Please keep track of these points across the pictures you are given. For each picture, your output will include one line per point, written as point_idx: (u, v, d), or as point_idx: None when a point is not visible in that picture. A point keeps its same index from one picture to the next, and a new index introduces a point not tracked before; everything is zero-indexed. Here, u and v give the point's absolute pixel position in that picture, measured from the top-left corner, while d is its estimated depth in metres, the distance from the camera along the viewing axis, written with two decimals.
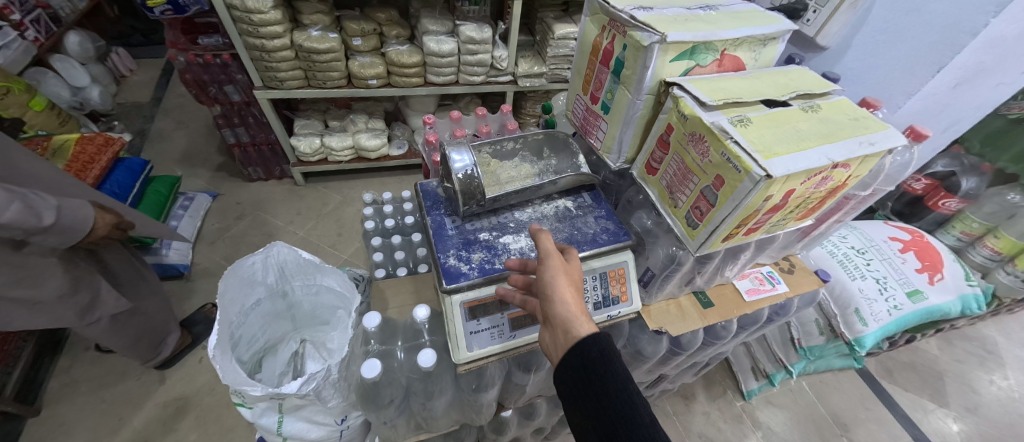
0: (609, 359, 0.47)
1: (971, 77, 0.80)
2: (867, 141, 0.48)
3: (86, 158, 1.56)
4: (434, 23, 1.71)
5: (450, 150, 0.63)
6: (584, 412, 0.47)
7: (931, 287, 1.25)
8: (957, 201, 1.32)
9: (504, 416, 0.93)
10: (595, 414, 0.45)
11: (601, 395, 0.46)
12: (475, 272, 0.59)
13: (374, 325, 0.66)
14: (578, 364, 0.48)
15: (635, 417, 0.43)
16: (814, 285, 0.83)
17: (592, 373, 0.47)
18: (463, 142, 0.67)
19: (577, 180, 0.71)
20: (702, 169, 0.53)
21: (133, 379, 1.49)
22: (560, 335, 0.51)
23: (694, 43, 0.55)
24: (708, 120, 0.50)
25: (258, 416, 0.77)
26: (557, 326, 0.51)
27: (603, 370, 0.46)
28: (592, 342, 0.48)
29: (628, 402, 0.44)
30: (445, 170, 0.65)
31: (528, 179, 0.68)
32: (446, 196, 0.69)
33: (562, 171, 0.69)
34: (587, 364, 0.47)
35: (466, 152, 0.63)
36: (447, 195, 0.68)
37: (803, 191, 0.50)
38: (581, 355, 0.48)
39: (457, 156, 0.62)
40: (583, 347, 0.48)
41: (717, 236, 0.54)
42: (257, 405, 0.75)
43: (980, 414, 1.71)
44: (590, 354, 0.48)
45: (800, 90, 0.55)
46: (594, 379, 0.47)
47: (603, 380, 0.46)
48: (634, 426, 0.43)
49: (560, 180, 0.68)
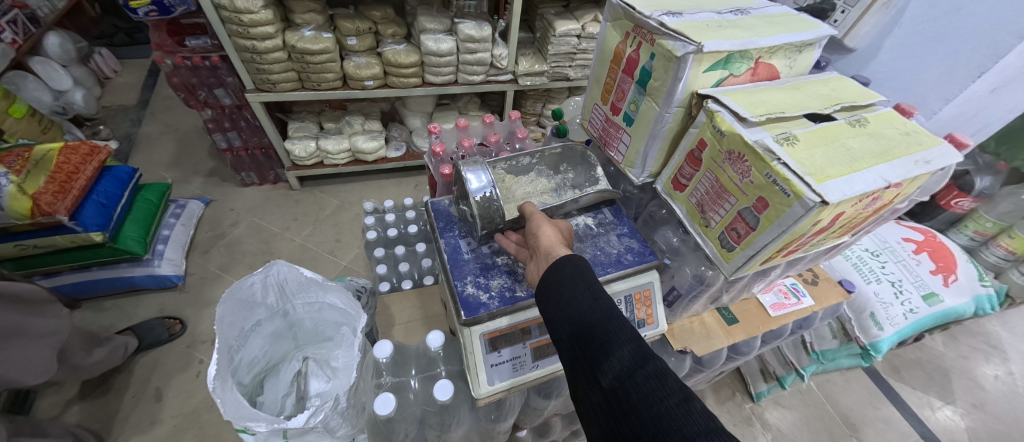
0: (576, 264, 0.51)
1: (1007, 81, 0.89)
2: (922, 160, 0.45)
3: (71, 168, 1.49)
4: (431, 21, 1.65)
5: (464, 172, 0.61)
6: (549, 311, 0.49)
7: (947, 289, 1.23)
8: (970, 200, 1.30)
9: (519, 436, 0.90)
10: (560, 307, 0.48)
11: (565, 293, 0.49)
12: (495, 302, 0.56)
13: (387, 354, 0.62)
14: (548, 268, 0.52)
15: (596, 304, 0.46)
16: (839, 297, 0.79)
17: (559, 274, 0.50)
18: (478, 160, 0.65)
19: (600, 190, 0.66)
20: (740, 189, 0.49)
21: (128, 397, 1.44)
22: (539, 256, 0.55)
23: (731, 52, 0.50)
24: (751, 138, 0.46)
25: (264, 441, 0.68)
26: (539, 251, 0.55)
27: (569, 269, 0.50)
28: (565, 254, 0.53)
29: (592, 294, 0.48)
30: (460, 190, 0.63)
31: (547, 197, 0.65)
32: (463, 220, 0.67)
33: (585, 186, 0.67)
34: (556, 268, 0.51)
35: (483, 174, 0.61)
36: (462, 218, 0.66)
37: (852, 212, 0.47)
38: (552, 263, 0.52)
39: (474, 177, 0.61)
40: (555, 257, 0.52)
41: (756, 261, 0.51)
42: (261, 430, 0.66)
43: (986, 410, 1.70)
44: (560, 260, 0.51)
45: (844, 102, 0.51)
46: (562, 278, 0.50)
47: (569, 277, 0.50)
48: (595, 311, 0.46)
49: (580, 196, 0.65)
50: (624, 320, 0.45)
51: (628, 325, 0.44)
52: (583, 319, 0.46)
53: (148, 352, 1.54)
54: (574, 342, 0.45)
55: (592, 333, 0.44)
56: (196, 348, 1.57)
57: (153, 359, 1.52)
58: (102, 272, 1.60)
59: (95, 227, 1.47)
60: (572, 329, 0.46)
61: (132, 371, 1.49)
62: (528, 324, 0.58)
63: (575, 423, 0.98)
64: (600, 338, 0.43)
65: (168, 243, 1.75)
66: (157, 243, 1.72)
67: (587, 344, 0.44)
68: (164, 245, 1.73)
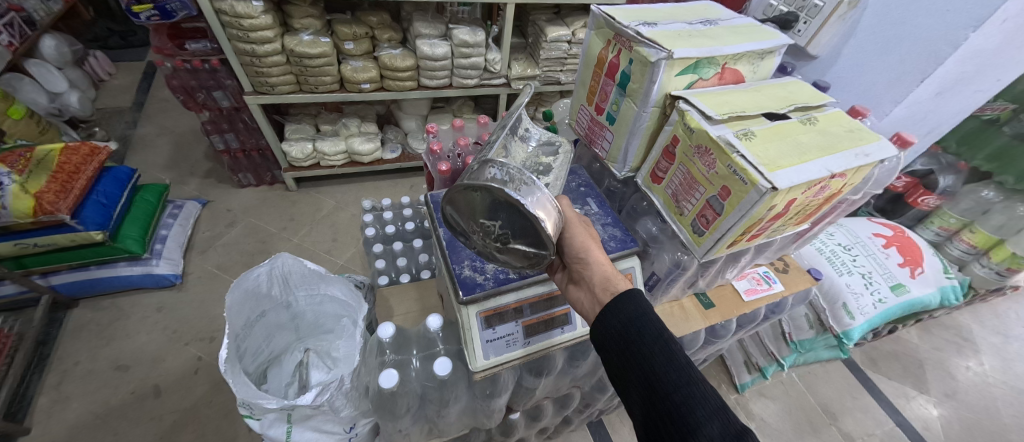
0: (647, 318, 0.50)
1: (952, 85, 0.88)
2: (863, 153, 0.51)
3: (72, 169, 1.52)
4: (426, 26, 1.70)
5: (530, 203, 0.45)
6: (622, 364, 0.49)
7: (914, 280, 1.32)
8: (936, 198, 1.39)
9: (513, 420, 0.96)
10: (634, 363, 0.47)
11: (637, 348, 0.48)
12: (490, 283, 0.61)
13: (389, 335, 0.68)
14: (616, 318, 0.51)
15: (675, 368, 0.45)
16: (806, 284, 0.86)
17: (629, 326, 0.50)
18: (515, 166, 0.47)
19: (551, 140, 0.73)
20: (708, 179, 0.55)
21: (128, 393, 1.46)
22: (599, 290, 0.55)
23: (698, 58, 0.57)
24: (714, 133, 0.52)
25: (267, 427, 0.70)
26: (596, 285, 0.55)
27: (640, 323, 0.49)
28: (629, 293, 0.53)
29: (669, 353, 0.46)
30: (516, 217, 0.47)
31: (536, 166, 0.68)
32: (471, 224, 0.54)
33: (543, 145, 0.72)
34: (625, 319, 0.50)
35: (538, 188, 0.46)
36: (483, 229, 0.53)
37: (804, 199, 0.53)
38: (620, 312, 0.51)
39: (537, 200, 0.46)
40: (621, 304, 0.51)
41: (723, 243, 0.57)
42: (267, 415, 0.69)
43: (958, 399, 1.76)
44: (627, 310, 0.51)
45: (798, 103, 0.58)
46: (634, 330, 0.49)
47: (641, 332, 0.49)
48: (672, 374, 0.44)
49: (555, 159, 0.71)
50: (706, 388, 0.43)
51: (712, 395, 0.42)
52: (660, 381, 0.45)
53: (147, 350, 1.56)
54: (652, 404, 0.45)
55: (672, 401, 0.43)
56: (195, 345, 1.59)
57: (152, 356, 1.54)
58: (100, 271, 1.63)
59: (94, 226, 1.50)
60: (649, 391, 0.46)
61: (131, 368, 1.51)
62: (519, 304, 0.63)
63: (565, 407, 1.05)
64: (681, 408, 0.42)
65: (167, 242, 1.77)
66: (156, 243, 1.75)
67: (668, 412, 0.43)
68: (162, 244, 1.76)
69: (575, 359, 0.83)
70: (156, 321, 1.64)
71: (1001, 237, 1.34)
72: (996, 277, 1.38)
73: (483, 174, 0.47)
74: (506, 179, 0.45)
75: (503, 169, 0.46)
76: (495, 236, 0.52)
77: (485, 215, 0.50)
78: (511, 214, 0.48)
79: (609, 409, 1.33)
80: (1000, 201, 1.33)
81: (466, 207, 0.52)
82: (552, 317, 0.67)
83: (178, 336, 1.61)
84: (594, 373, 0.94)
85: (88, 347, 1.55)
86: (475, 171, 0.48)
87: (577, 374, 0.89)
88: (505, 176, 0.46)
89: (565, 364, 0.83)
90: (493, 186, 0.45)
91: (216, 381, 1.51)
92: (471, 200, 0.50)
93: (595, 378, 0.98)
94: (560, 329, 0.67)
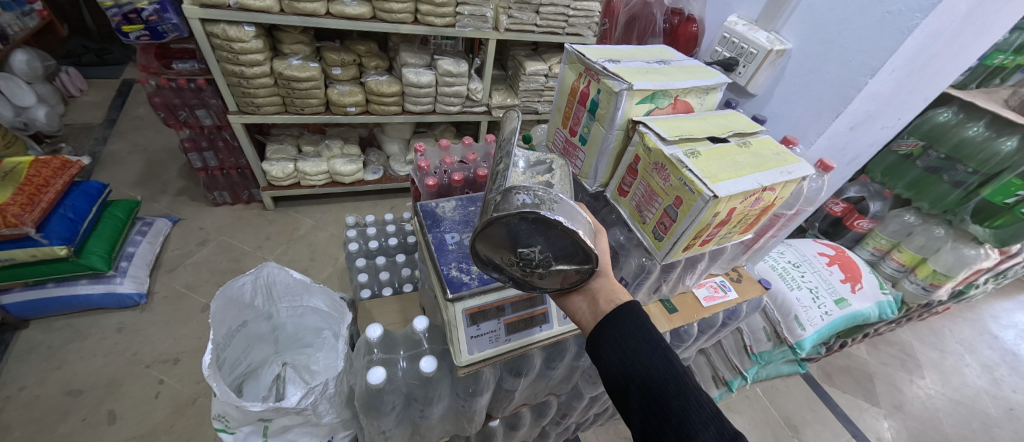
0: (644, 330, 0.54)
1: (862, 121, 0.96)
2: (787, 171, 0.63)
3: (40, 182, 1.53)
4: (412, 56, 1.81)
5: (567, 218, 0.46)
6: (621, 371, 0.53)
7: (854, 295, 1.52)
8: (868, 221, 1.62)
9: (492, 427, 0.99)
10: (632, 374, 0.52)
11: (637, 363, 0.52)
12: (476, 282, 0.68)
13: (377, 336, 0.71)
14: (615, 331, 0.55)
15: (673, 377, 0.50)
16: (757, 291, 0.96)
17: (627, 340, 0.54)
18: (537, 188, 0.47)
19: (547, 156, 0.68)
20: (664, 191, 0.64)
21: (77, 420, 1.35)
22: (602, 301, 0.59)
23: (654, 90, 0.67)
24: (667, 152, 0.61)
25: None
26: (600, 295, 0.59)
27: (638, 336, 0.53)
28: (628, 306, 0.57)
29: (666, 364, 0.51)
30: (553, 246, 0.49)
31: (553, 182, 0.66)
32: (499, 256, 0.53)
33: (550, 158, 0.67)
34: (620, 332, 0.54)
35: (571, 205, 0.49)
36: (519, 258, 0.51)
37: (743, 209, 0.63)
38: (618, 326, 0.55)
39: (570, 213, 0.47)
40: (624, 317, 0.55)
41: (678, 246, 0.65)
42: (241, 429, 0.70)
43: (905, 411, 1.83)
44: (625, 320, 0.55)
45: (735, 130, 0.71)
46: (631, 343, 0.53)
47: (638, 346, 0.53)
48: (672, 385, 0.49)
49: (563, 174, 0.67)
50: (703, 397, 0.49)
51: (706, 402, 0.48)
52: (659, 392, 0.50)
53: (101, 373, 1.47)
54: (652, 410, 0.50)
55: (672, 408, 0.48)
56: (156, 367, 1.50)
57: (106, 380, 1.45)
58: (58, 289, 1.56)
59: (60, 241, 1.48)
60: (649, 397, 0.50)
61: (83, 393, 1.41)
62: (502, 302, 0.69)
63: (542, 416, 1.10)
64: (681, 414, 0.47)
65: (134, 259, 1.72)
66: (121, 259, 1.69)
67: (670, 417, 0.48)
68: (129, 261, 1.70)
69: (551, 361, 0.88)
70: (115, 342, 1.56)
71: (924, 256, 1.55)
72: (923, 292, 1.57)
73: (508, 205, 0.46)
74: (534, 202, 0.45)
75: (528, 192, 0.46)
76: (529, 267, 0.52)
77: (521, 245, 0.49)
78: (550, 232, 0.47)
79: (584, 423, 1.37)
80: (919, 224, 1.57)
81: (494, 242, 0.51)
82: (532, 316, 0.73)
83: (138, 356, 1.53)
84: (568, 378, 1.00)
85: (35, 371, 1.45)
86: (496, 203, 0.47)
87: (553, 378, 0.94)
88: (535, 200, 0.45)
89: (543, 366, 0.88)
90: (530, 212, 0.45)
91: (178, 404, 1.42)
92: (506, 232, 0.48)
93: (571, 384, 1.03)
94: (539, 327, 0.74)
